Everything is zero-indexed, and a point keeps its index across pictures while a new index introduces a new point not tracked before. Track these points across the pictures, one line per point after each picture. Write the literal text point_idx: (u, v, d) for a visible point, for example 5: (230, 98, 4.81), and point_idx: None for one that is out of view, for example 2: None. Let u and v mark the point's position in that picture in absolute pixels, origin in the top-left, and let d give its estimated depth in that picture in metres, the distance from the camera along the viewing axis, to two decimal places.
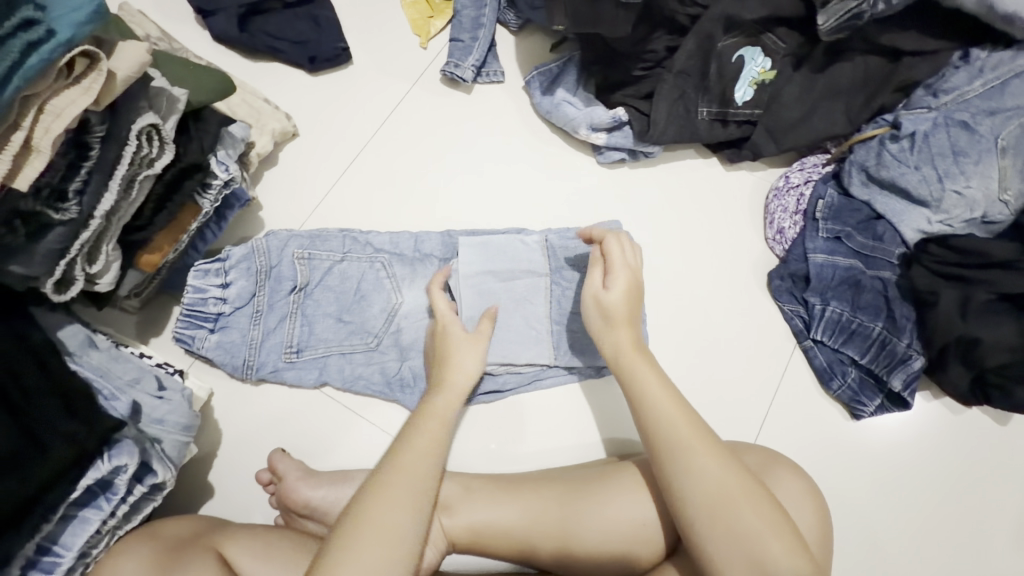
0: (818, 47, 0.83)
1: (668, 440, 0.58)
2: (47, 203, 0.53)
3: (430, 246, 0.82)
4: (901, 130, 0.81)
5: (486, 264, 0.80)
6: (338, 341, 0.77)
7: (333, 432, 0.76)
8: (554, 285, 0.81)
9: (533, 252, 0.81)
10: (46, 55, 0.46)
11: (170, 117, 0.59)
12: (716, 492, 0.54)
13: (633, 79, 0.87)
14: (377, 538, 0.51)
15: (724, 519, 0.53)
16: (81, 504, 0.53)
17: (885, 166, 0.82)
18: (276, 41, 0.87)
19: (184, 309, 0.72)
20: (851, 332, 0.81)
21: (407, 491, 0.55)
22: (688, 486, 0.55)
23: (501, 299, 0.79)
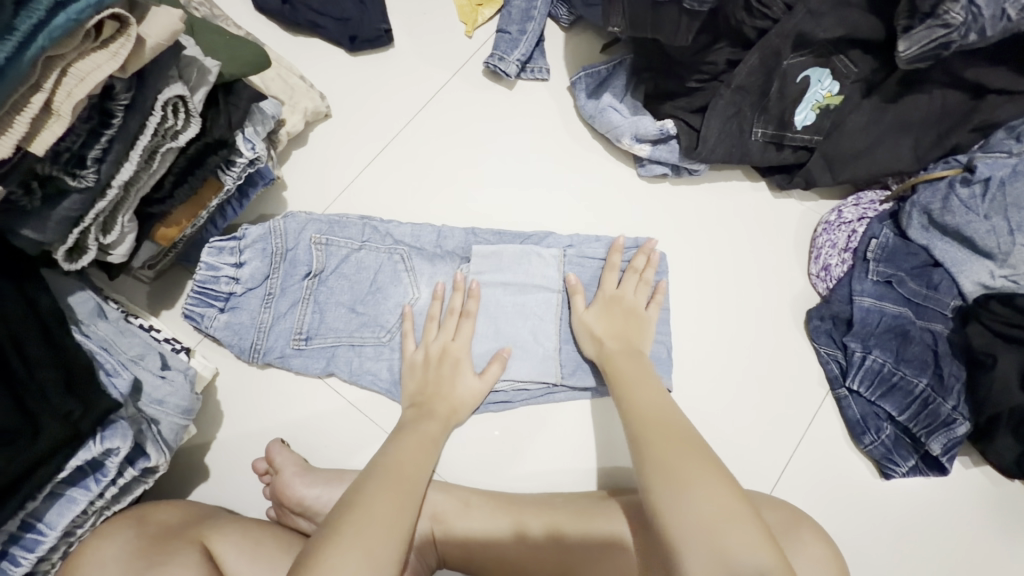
0: (892, 76, 0.77)
1: (657, 450, 0.56)
2: (65, 167, 0.50)
3: (450, 240, 0.78)
4: (974, 174, 0.74)
5: (497, 275, 0.76)
6: (349, 331, 0.74)
7: (329, 425, 0.73)
8: (565, 303, 0.76)
9: (548, 266, 0.76)
10: (73, 16, 0.43)
11: (199, 89, 0.57)
12: (707, 511, 0.50)
13: (687, 91, 0.81)
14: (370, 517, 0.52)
15: (717, 549, 0.47)
16: (69, 483, 0.51)
17: (952, 212, 0.75)
18: (317, 17, 0.84)
19: (195, 286, 0.70)
20: (891, 386, 0.76)
21: (391, 482, 0.57)
22: (684, 515, 0.50)
23: (504, 312, 0.75)
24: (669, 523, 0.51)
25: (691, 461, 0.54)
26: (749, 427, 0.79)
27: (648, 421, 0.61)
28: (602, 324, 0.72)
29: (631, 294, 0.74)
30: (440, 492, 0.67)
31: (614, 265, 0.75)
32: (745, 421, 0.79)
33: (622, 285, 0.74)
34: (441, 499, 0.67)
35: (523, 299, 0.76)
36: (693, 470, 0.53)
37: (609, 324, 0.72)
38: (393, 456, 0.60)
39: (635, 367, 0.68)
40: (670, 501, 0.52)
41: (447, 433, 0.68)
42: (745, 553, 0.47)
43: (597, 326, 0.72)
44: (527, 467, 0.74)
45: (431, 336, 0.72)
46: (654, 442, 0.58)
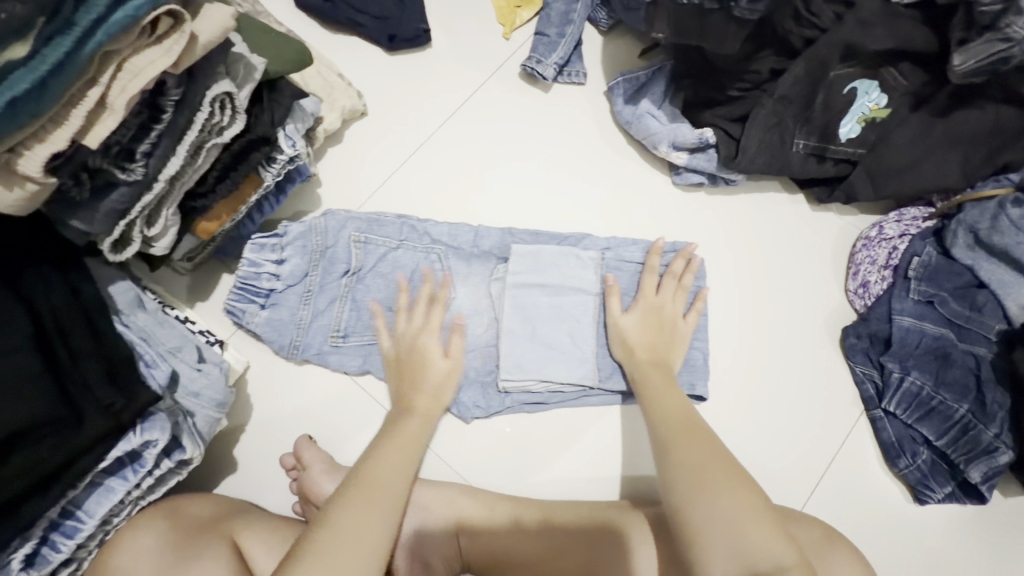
0: (943, 90, 0.74)
1: (681, 451, 0.56)
2: (115, 160, 0.51)
3: (487, 240, 0.78)
4: None
5: (536, 276, 0.75)
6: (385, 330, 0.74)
7: (342, 420, 0.73)
8: (603, 306, 0.75)
9: (585, 268, 0.75)
10: (131, 12, 0.43)
11: (246, 85, 0.58)
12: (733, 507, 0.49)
13: (727, 99, 0.80)
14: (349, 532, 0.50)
15: (740, 543, 0.47)
16: (108, 472, 0.51)
17: (1000, 232, 0.72)
18: (358, 15, 0.84)
19: (238, 281, 0.71)
20: (929, 410, 0.74)
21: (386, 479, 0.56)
22: (713, 513, 0.49)
23: (541, 313, 0.74)
24: (692, 522, 0.50)
25: (710, 465, 0.54)
26: (778, 445, 0.78)
27: (677, 421, 0.61)
28: (635, 330, 0.71)
29: (671, 302, 0.73)
30: (465, 496, 0.66)
31: (654, 266, 0.74)
32: (775, 438, 0.78)
33: (663, 291, 0.73)
34: (469, 504, 0.65)
35: (557, 300, 0.74)
36: (718, 472, 0.53)
37: (643, 331, 0.71)
38: (373, 466, 0.57)
39: (665, 380, 0.66)
40: (693, 499, 0.51)
41: (430, 430, 0.65)
42: (767, 547, 0.47)
43: (633, 332, 0.71)
44: (550, 476, 0.73)
45: (403, 327, 0.71)
46: (677, 443, 0.57)
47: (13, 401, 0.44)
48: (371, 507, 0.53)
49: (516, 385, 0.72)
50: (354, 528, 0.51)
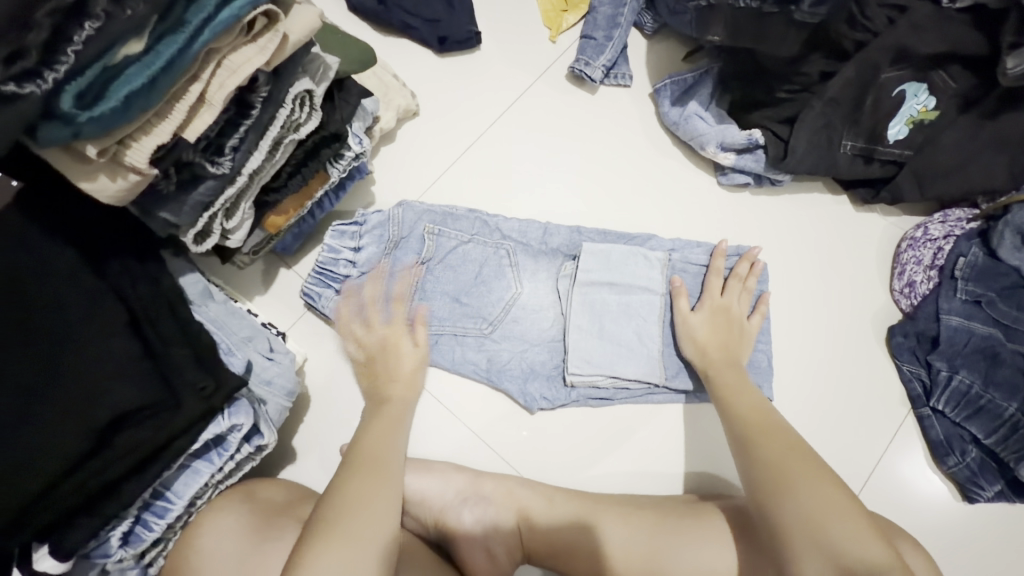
0: (993, 93, 0.75)
1: (764, 453, 0.56)
2: (205, 155, 0.53)
3: (556, 236, 0.80)
4: None
5: (605, 275, 0.76)
6: (456, 322, 0.76)
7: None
8: (668, 305, 0.75)
9: (652, 268, 0.76)
10: (236, 11, 0.46)
11: (322, 83, 0.60)
12: (823, 504, 0.51)
13: (775, 101, 0.81)
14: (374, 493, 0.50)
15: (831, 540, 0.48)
16: (195, 455, 0.53)
17: None
18: (410, 18, 0.86)
19: (318, 266, 0.74)
20: (978, 408, 0.74)
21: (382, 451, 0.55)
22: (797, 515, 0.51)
23: (610, 311, 0.75)
24: (784, 525, 0.51)
25: (785, 465, 0.54)
26: (828, 443, 0.79)
27: (753, 419, 0.61)
28: (704, 330, 0.72)
29: (737, 302, 0.74)
30: (525, 487, 0.67)
31: (717, 269, 0.76)
32: (821, 434, 0.79)
33: (729, 291, 0.74)
34: (528, 495, 0.67)
35: (623, 299, 0.76)
36: (801, 469, 0.54)
37: (712, 328, 0.72)
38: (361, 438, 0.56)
39: (737, 377, 0.67)
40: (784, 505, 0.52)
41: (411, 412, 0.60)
42: (858, 544, 0.48)
43: (701, 328, 0.72)
44: (602, 469, 0.75)
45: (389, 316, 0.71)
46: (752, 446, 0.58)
47: (120, 380, 0.47)
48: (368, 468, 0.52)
49: (584, 380, 0.74)
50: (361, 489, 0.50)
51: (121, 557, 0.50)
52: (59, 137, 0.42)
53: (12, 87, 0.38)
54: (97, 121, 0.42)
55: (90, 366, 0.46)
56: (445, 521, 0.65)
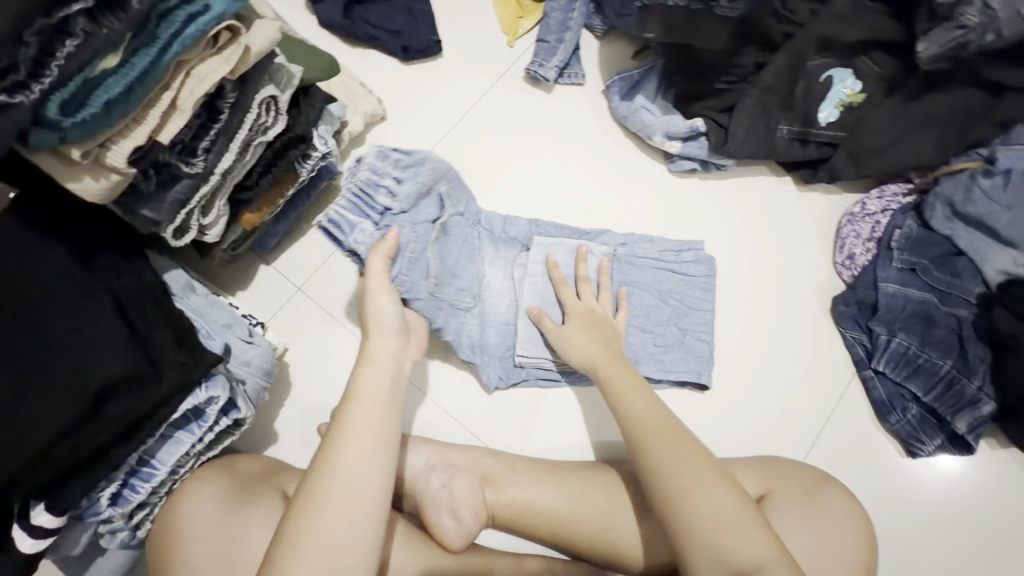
0: (914, 76, 0.82)
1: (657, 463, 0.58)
2: (180, 156, 0.59)
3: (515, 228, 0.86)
4: (996, 166, 0.79)
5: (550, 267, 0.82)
6: (452, 293, 0.76)
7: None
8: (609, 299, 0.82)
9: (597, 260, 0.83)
10: (201, 27, 0.52)
11: (287, 90, 0.66)
12: (713, 510, 0.54)
13: (715, 92, 0.87)
14: (343, 492, 0.50)
15: (720, 546, 0.52)
16: (176, 427, 0.59)
17: (974, 202, 0.80)
18: (375, 30, 0.94)
19: (355, 191, 0.68)
20: (916, 367, 0.80)
21: (365, 441, 0.54)
22: (687, 521, 0.54)
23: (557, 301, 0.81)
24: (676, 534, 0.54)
25: (680, 465, 0.57)
26: (778, 409, 0.83)
27: (643, 426, 0.62)
28: (577, 345, 0.74)
29: (599, 305, 0.78)
30: (489, 456, 0.72)
31: (580, 276, 0.80)
32: (770, 400, 0.84)
33: (588, 297, 0.79)
34: (491, 462, 0.72)
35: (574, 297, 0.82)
36: (692, 472, 0.56)
37: (584, 340, 0.74)
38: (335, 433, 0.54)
39: (624, 376, 0.68)
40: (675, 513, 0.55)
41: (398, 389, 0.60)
42: (744, 546, 0.52)
43: (574, 346, 0.74)
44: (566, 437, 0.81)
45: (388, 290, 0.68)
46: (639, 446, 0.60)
47: (107, 357, 0.52)
48: (339, 460, 0.52)
49: (531, 361, 0.80)
50: (340, 480, 0.51)
51: (110, 515, 0.56)
52: (47, 142, 0.48)
53: (4, 97, 0.44)
54: (81, 126, 0.49)
55: (78, 347, 0.51)
56: (414, 487, 0.70)
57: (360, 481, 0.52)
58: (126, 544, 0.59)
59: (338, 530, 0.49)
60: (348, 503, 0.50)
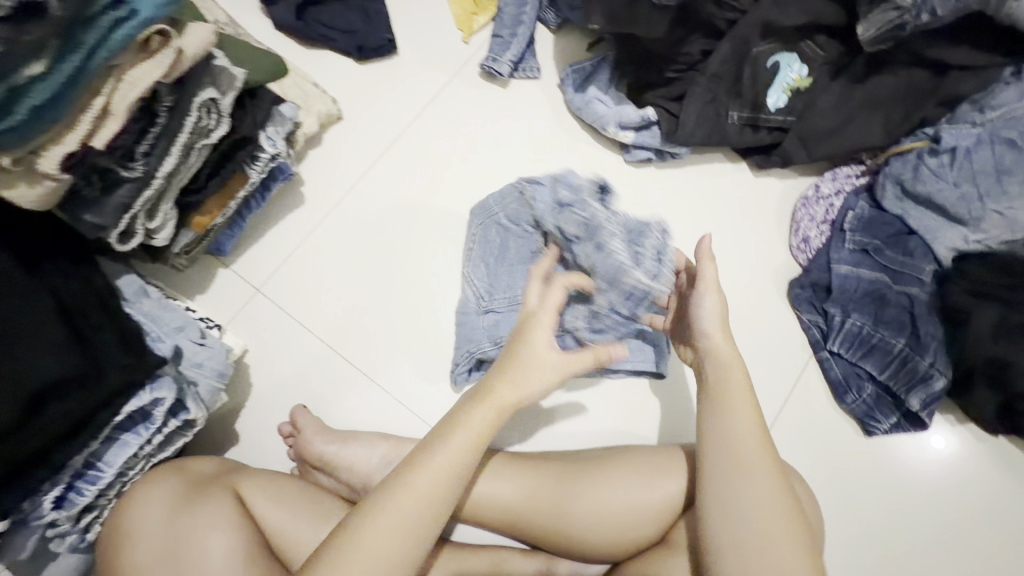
0: (858, 58, 0.83)
1: (729, 471, 0.58)
2: (119, 160, 0.59)
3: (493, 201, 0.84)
4: (941, 144, 0.81)
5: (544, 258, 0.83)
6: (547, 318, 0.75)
7: (339, 388, 0.82)
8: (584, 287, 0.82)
9: None
10: (128, 32, 0.52)
11: (229, 93, 0.66)
12: (761, 526, 0.55)
13: (666, 81, 0.88)
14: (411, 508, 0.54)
15: (765, 557, 0.54)
16: (122, 429, 0.59)
17: (923, 180, 0.81)
18: (329, 31, 0.94)
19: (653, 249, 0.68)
20: (871, 347, 0.80)
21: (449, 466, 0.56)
22: (722, 525, 0.56)
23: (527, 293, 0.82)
24: (716, 538, 0.56)
25: (755, 482, 0.57)
26: None
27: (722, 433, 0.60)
28: (710, 319, 0.64)
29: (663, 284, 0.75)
30: None
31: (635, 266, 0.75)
32: None
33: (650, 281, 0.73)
34: None
35: None
36: (760, 488, 0.57)
37: (718, 316, 0.65)
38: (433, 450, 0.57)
39: (738, 376, 0.63)
40: (730, 520, 0.56)
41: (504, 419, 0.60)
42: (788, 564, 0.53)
43: (710, 330, 0.64)
44: (525, 427, 0.82)
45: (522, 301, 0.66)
46: (715, 437, 0.60)
47: (48, 361, 0.52)
48: (431, 479, 0.55)
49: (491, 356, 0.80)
50: (416, 502, 0.55)
51: (54, 518, 0.56)
52: None
53: None
54: (10, 133, 0.49)
55: (17, 353, 0.51)
56: (372, 482, 0.71)
57: (435, 505, 0.55)
58: (76, 547, 0.60)
59: (406, 543, 0.53)
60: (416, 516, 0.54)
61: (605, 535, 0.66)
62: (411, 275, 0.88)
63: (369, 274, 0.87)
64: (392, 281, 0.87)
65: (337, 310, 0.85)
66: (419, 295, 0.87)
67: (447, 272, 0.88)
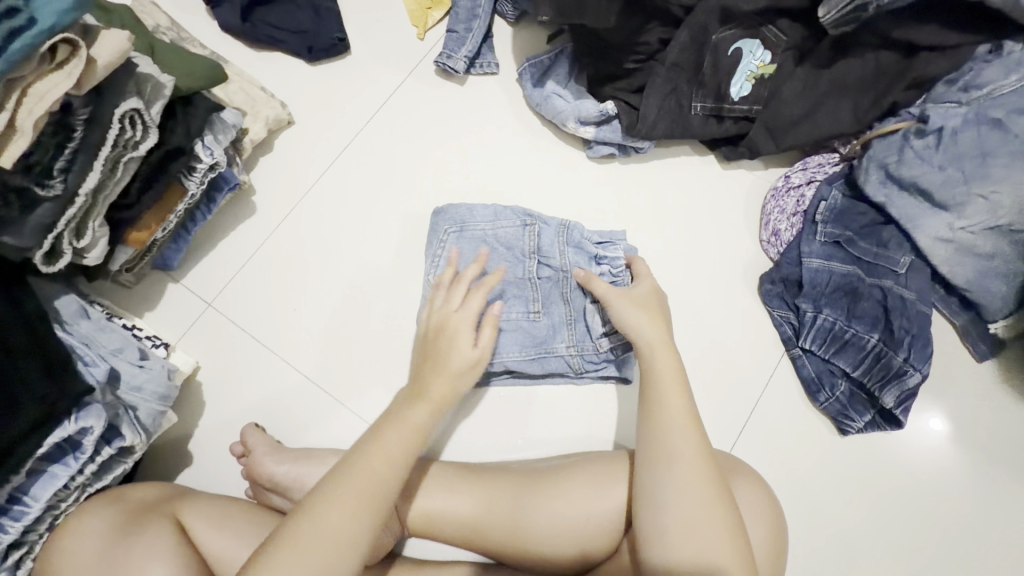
0: (823, 42, 0.80)
1: (662, 456, 0.59)
2: (35, 179, 0.56)
3: (480, 215, 0.81)
4: (928, 124, 0.77)
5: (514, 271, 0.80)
6: (515, 351, 0.78)
7: (295, 404, 0.80)
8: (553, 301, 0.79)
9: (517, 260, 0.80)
10: (29, 42, 0.48)
11: (155, 102, 0.63)
12: (689, 516, 0.56)
13: (626, 72, 0.84)
14: (339, 515, 0.55)
15: (693, 544, 0.56)
16: (50, 460, 0.58)
17: (907, 163, 0.78)
18: (277, 32, 0.90)
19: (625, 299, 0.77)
20: (844, 343, 0.78)
21: (376, 477, 0.58)
22: (655, 516, 0.58)
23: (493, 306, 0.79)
24: (652, 528, 0.58)
25: (686, 472, 0.58)
26: (707, 397, 0.81)
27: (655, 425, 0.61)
28: (633, 320, 0.68)
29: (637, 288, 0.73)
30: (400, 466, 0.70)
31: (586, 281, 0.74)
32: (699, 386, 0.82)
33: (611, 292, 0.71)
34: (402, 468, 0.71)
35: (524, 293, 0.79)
36: (690, 476, 0.58)
37: (642, 316, 0.68)
38: (367, 450, 0.59)
39: (671, 366, 0.64)
40: (661, 509, 0.58)
41: (435, 417, 0.64)
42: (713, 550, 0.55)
43: (640, 324, 0.67)
44: (487, 437, 0.80)
45: (435, 306, 0.72)
46: (651, 439, 0.61)
47: None
48: (356, 484, 0.57)
49: None
50: (342, 510, 0.55)
51: None
52: None
53: None
54: None
55: None
56: None
57: (363, 510, 0.56)
58: None
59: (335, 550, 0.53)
60: (343, 525, 0.54)
61: (561, 548, 0.65)
62: (367, 284, 0.84)
63: (323, 285, 0.84)
64: (347, 291, 0.84)
65: (292, 323, 0.82)
66: (376, 305, 0.84)
67: (403, 279, 0.85)
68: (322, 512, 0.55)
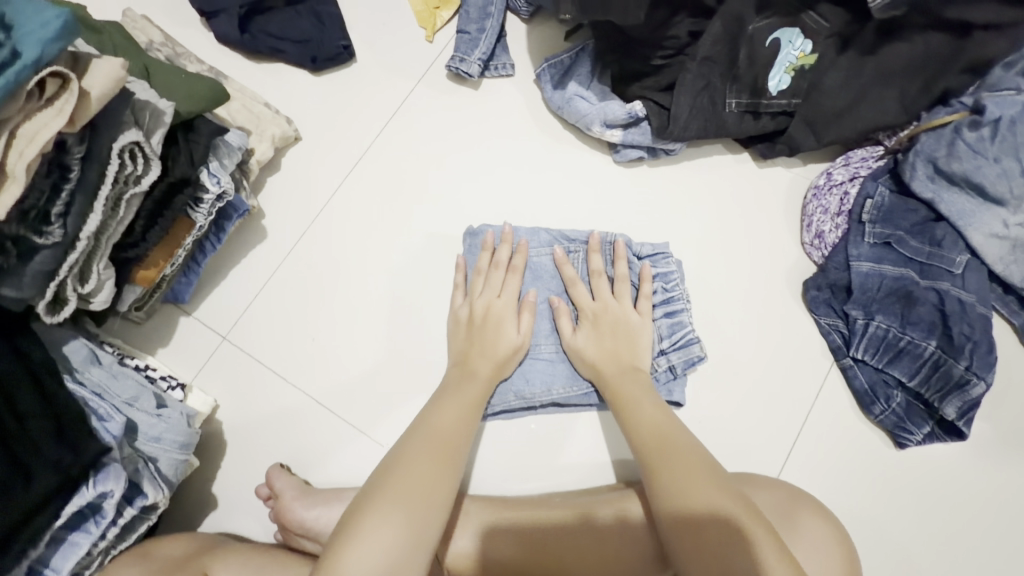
0: (868, 26, 0.73)
1: (661, 464, 0.62)
2: (32, 225, 0.52)
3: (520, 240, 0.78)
4: (984, 116, 0.71)
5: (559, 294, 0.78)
6: (562, 386, 0.75)
7: (321, 439, 0.76)
8: None
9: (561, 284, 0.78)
10: (11, 78, 0.43)
11: (156, 131, 0.58)
12: (702, 517, 0.56)
13: (653, 69, 0.78)
14: (402, 499, 0.57)
15: (717, 551, 0.54)
16: (70, 528, 0.55)
17: (959, 157, 0.72)
18: (278, 42, 0.85)
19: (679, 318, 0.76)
20: (898, 351, 0.73)
21: (417, 479, 0.59)
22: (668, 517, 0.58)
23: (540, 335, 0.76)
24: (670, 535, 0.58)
25: (690, 477, 0.59)
26: (754, 415, 0.77)
27: (649, 441, 0.64)
28: (585, 344, 0.73)
29: (614, 303, 0.75)
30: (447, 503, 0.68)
31: (571, 279, 0.76)
32: (743, 401, 0.77)
33: (603, 295, 0.75)
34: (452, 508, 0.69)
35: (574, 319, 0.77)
36: (695, 477, 0.59)
37: (596, 342, 0.73)
38: (420, 432, 0.64)
39: (638, 388, 0.69)
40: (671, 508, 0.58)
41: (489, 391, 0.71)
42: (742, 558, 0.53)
43: (594, 348, 0.73)
44: (525, 467, 0.75)
45: (476, 293, 0.75)
46: (640, 447, 0.64)
47: None
48: (413, 474, 0.59)
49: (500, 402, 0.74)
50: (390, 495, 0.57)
51: None
52: None
53: None
54: None
55: None
56: None
57: (418, 502, 0.57)
58: None
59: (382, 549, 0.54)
60: (399, 518, 0.56)
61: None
62: (389, 308, 0.80)
63: (343, 311, 0.80)
64: (368, 316, 0.80)
65: (313, 354, 0.78)
66: (401, 330, 0.79)
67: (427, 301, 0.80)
68: (378, 497, 0.57)
